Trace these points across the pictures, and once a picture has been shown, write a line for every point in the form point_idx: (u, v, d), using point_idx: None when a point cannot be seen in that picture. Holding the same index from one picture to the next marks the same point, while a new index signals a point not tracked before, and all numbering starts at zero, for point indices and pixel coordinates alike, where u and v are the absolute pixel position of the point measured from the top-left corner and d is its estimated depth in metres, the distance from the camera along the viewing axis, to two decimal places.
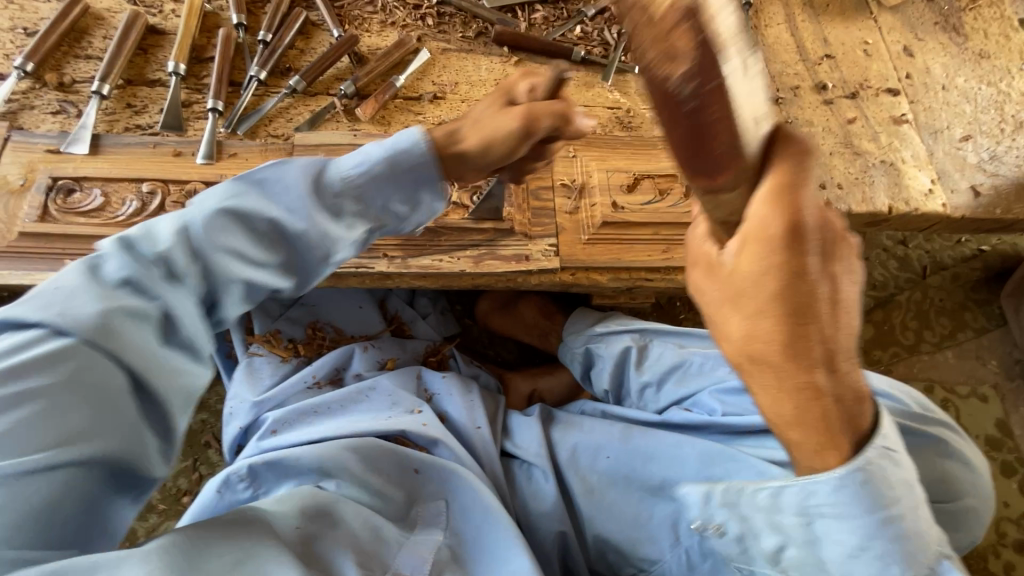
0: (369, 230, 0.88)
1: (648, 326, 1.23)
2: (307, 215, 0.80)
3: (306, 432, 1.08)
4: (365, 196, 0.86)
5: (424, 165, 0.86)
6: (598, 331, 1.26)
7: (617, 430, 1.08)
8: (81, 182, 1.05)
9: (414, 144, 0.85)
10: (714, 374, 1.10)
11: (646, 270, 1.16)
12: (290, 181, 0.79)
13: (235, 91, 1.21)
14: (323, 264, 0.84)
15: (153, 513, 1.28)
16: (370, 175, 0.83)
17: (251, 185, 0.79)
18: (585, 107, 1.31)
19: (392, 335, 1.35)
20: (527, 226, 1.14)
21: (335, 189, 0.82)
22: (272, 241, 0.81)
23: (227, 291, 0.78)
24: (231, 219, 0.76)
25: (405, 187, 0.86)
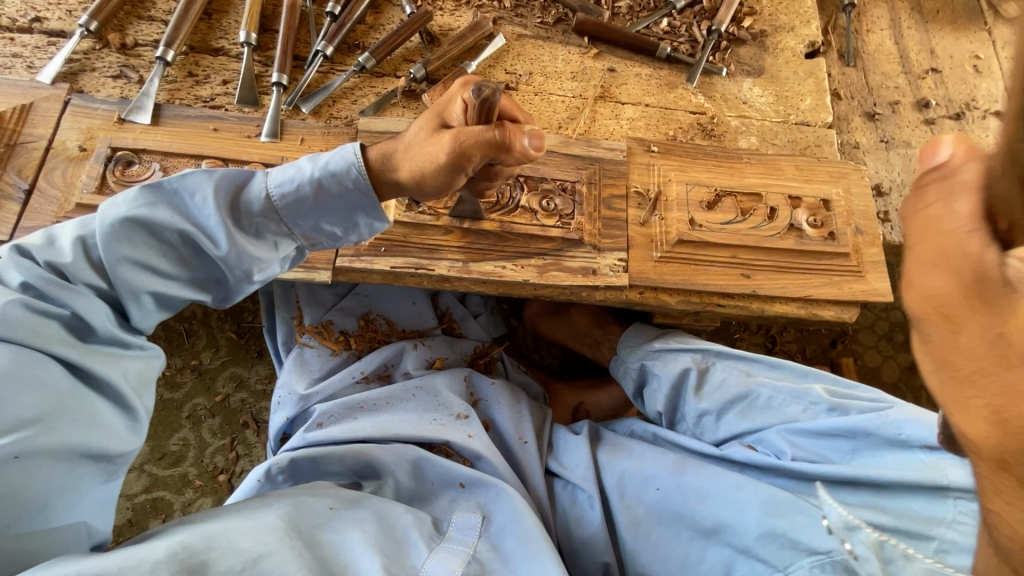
0: (287, 243, 0.84)
1: (714, 348, 1.13)
2: (214, 228, 0.77)
3: (351, 428, 1.06)
4: (281, 213, 0.81)
5: (355, 189, 0.82)
6: (657, 348, 1.19)
7: (670, 461, 1.02)
8: (139, 155, 1.01)
9: (346, 167, 0.81)
10: (784, 411, 1.02)
11: (719, 295, 1.07)
12: (202, 194, 0.77)
13: (299, 65, 1.15)
14: (244, 281, 0.82)
15: (189, 488, 1.28)
16: (299, 198, 0.80)
17: (162, 196, 0.76)
18: (666, 110, 1.21)
19: (443, 333, 1.31)
20: (596, 237, 1.07)
21: (257, 209, 0.80)
22: (180, 250, 0.78)
23: (135, 301, 0.77)
24: (136, 229, 0.74)
25: (336, 209, 0.83)
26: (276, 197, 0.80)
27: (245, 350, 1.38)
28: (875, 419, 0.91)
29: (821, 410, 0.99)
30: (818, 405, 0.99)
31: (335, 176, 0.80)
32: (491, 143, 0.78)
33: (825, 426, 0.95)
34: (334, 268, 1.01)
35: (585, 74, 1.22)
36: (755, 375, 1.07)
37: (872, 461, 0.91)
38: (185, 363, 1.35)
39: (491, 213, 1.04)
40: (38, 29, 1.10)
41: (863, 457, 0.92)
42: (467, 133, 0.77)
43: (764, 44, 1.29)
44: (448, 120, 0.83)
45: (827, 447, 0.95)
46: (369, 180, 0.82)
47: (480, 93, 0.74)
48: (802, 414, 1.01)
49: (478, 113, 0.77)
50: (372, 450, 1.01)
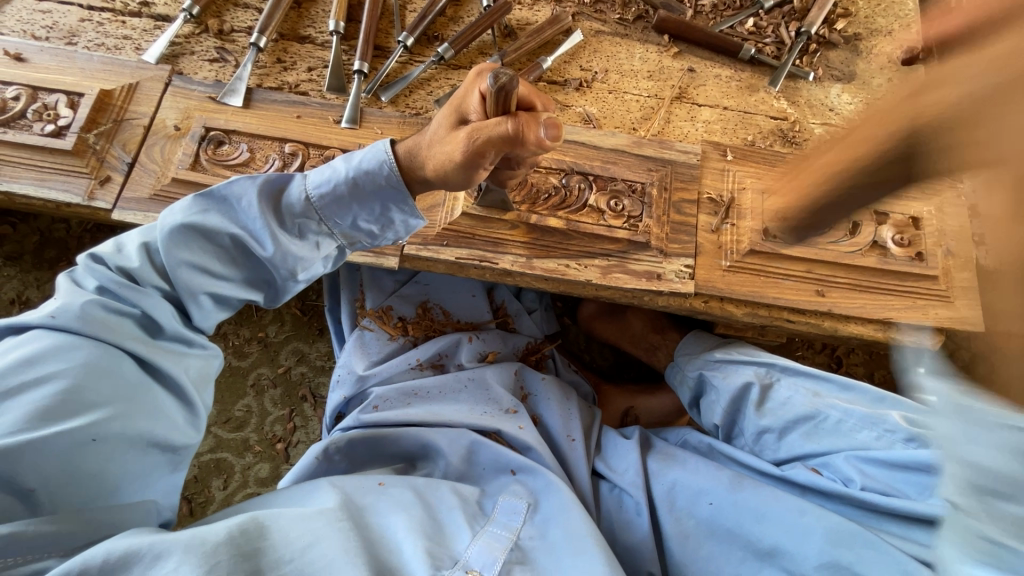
0: (329, 243, 0.87)
1: (781, 364, 1.08)
2: (261, 231, 0.80)
3: (407, 411, 1.12)
4: (321, 213, 0.83)
5: (388, 187, 0.83)
6: (717, 357, 1.16)
7: (725, 476, 1.00)
8: (229, 135, 1.07)
9: (378, 164, 0.82)
10: (854, 437, 0.97)
11: (789, 311, 1.03)
12: (248, 200, 0.80)
13: (380, 55, 1.18)
14: (290, 281, 0.86)
15: (250, 452, 1.36)
16: (337, 199, 0.82)
17: (215, 203, 0.80)
18: (746, 114, 1.17)
19: (497, 327, 1.33)
20: (664, 241, 1.04)
21: (299, 210, 0.82)
22: (232, 252, 0.82)
23: (195, 302, 0.81)
24: (193, 234, 0.79)
25: (370, 208, 0.85)
26: (314, 196, 0.82)
27: (308, 326, 1.45)
28: None
29: (897, 439, 0.94)
30: (894, 434, 0.94)
31: (367, 176, 0.82)
32: (504, 138, 0.76)
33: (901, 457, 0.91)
34: (402, 255, 1.03)
35: (662, 74, 1.19)
36: (825, 396, 1.02)
37: None
38: (252, 335, 1.43)
39: (558, 210, 1.04)
40: (146, 13, 1.18)
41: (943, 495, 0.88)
42: (487, 132, 0.77)
43: (857, 49, 1.22)
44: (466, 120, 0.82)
45: (903, 480, 0.91)
46: (400, 175, 0.83)
47: (496, 82, 0.69)
48: (875, 441, 0.95)
49: (495, 102, 0.73)
50: (427, 433, 1.07)
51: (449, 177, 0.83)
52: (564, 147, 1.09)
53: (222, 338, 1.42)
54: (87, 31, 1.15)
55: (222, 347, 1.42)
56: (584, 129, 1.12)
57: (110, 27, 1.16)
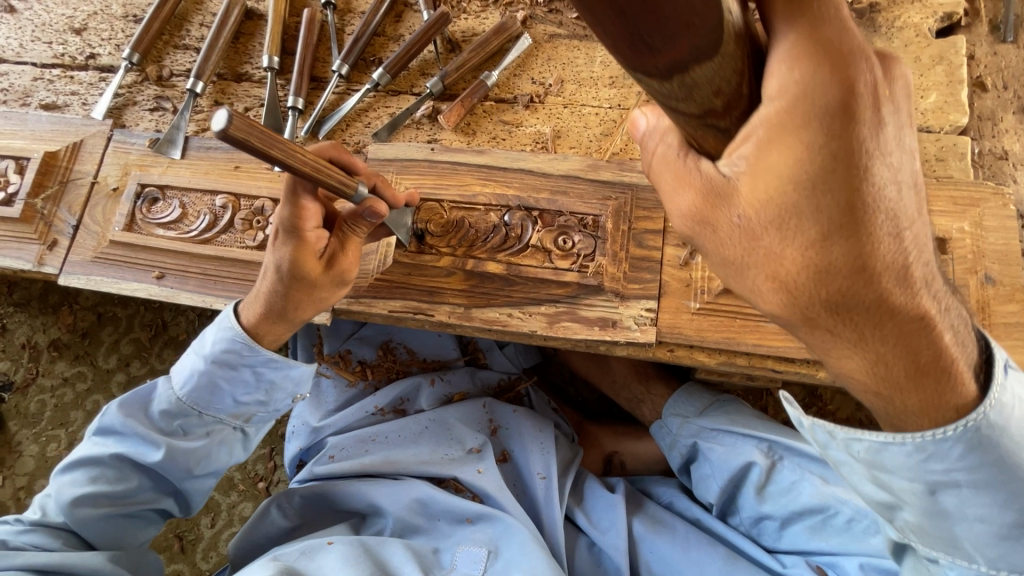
0: (219, 428, 0.92)
1: (785, 442, 0.94)
2: (144, 444, 0.88)
3: (362, 463, 1.05)
4: (196, 405, 0.89)
5: (241, 353, 0.87)
6: (713, 424, 1.02)
7: (719, 558, 0.91)
8: (164, 190, 1.04)
9: (231, 339, 0.87)
10: (866, 539, 0.85)
11: (774, 359, 0.87)
12: (116, 422, 0.88)
13: (317, 87, 1.11)
14: (191, 473, 0.92)
15: (234, 491, 1.37)
16: (205, 384, 0.88)
17: (99, 434, 0.90)
18: None
19: (466, 365, 1.23)
20: (620, 281, 0.90)
21: (173, 412, 0.90)
22: (123, 470, 0.89)
23: (105, 519, 0.89)
24: (98, 465, 0.88)
25: (245, 381, 0.90)
26: (181, 395, 0.89)
27: None
28: None
29: None
30: None
31: (222, 354, 0.87)
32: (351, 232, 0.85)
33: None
34: (334, 309, 0.96)
35: (627, 78, 1.03)
36: (834, 484, 0.90)
37: None
38: None
39: (498, 253, 0.93)
40: (91, 66, 1.17)
41: None
42: (285, 248, 0.83)
43: (874, 23, 1.00)
44: (299, 227, 0.82)
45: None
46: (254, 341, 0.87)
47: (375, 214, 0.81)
48: None
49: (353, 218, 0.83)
50: (374, 490, 1.01)
51: (268, 313, 0.86)
52: (507, 178, 0.97)
53: None
54: (39, 90, 1.16)
55: None
56: (531, 154, 0.99)
57: (61, 83, 1.17)
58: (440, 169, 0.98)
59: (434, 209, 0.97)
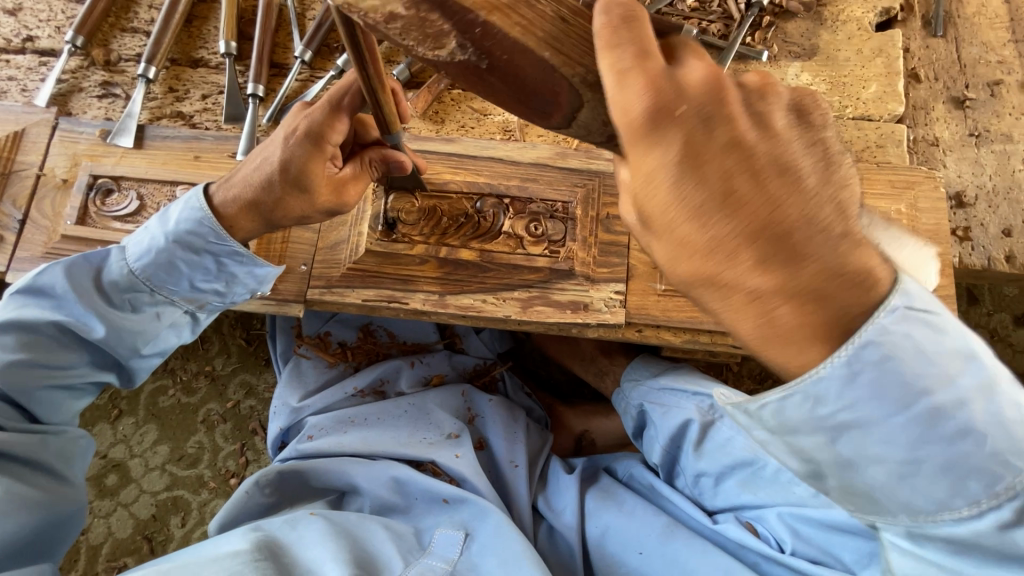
0: (172, 311, 0.87)
1: (722, 399, 1.01)
2: (86, 316, 0.81)
3: (341, 444, 1.04)
4: (148, 282, 0.83)
5: (214, 234, 0.83)
6: (662, 389, 1.08)
7: (660, 523, 0.96)
8: (119, 182, 1.00)
9: (198, 220, 0.82)
10: (792, 490, 0.91)
11: (735, 336, 0.92)
12: (61, 281, 0.81)
13: (278, 73, 1.08)
14: (135, 355, 0.87)
15: (205, 488, 1.35)
16: (165, 263, 0.83)
17: (35, 294, 0.82)
18: None
19: (445, 348, 1.24)
20: (590, 266, 0.94)
21: (123, 286, 0.83)
22: (63, 342, 0.82)
23: (40, 400, 0.81)
24: (27, 328, 0.80)
25: (206, 267, 0.85)
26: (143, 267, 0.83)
27: (253, 357, 1.42)
28: None
29: None
30: None
31: (188, 235, 0.82)
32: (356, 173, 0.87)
33: (836, 519, 0.85)
34: (306, 300, 0.96)
35: None
36: None
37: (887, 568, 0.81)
38: (199, 369, 1.41)
39: (470, 240, 0.95)
40: (29, 49, 1.10)
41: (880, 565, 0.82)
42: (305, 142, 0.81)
43: (821, 17, 1.06)
44: (325, 138, 0.80)
45: (838, 545, 0.86)
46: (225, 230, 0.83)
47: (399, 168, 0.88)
48: (813, 497, 0.89)
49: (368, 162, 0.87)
50: (351, 468, 1.00)
51: (255, 209, 0.83)
52: (478, 166, 0.98)
53: (169, 374, 1.41)
54: None
55: (170, 384, 1.41)
56: (501, 142, 1.00)
57: None
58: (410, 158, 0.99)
59: (406, 198, 0.97)
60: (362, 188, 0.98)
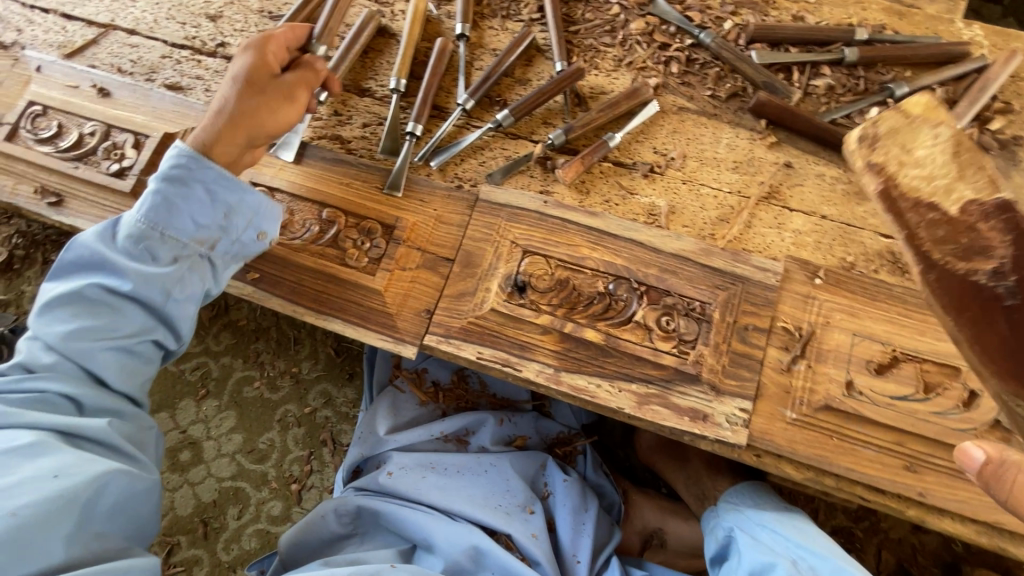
0: (185, 256, 0.86)
1: (818, 556, 0.86)
2: (116, 271, 0.83)
3: (418, 489, 1.03)
4: (161, 227, 0.84)
5: (198, 165, 0.86)
6: (765, 521, 0.97)
7: None
8: (273, 192, 1.05)
9: (181, 152, 0.86)
10: None
11: (866, 487, 0.84)
12: (88, 246, 0.84)
13: (436, 115, 1.11)
14: (172, 304, 0.87)
15: (266, 487, 1.38)
16: (176, 192, 0.85)
17: (64, 269, 0.85)
18: (847, 227, 0.97)
19: (533, 410, 1.21)
20: (718, 376, 0.88)
21: (135, 236, 0.84)
22: (99, 303, 0.83)
23: (102, 366, 0.83)
24: (75, 300, 0.82)
25: (200, 200, 0.86)
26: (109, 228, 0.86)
27: (339, 369, 1.45)
28: None
29: None
30: None
31: (163, 161, 0.86)
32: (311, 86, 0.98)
33: None
34: (422, 344, 0.96)
35: (752, 166, 1.01)
36: None
37: None
38: (287, 369, 1.45)
39: (598, 321, 0.92)
40: (220, 53, 1.19)
41: None
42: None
43: (1014, 158, 0.98)
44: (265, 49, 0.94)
45: None
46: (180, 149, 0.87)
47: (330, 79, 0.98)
48: None
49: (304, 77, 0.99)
50: (430, 523, 0.99)
51: (237, 119, 0.90)
52: (618, 246, 0.96)
53: (259, 367, 1.46)
54: (166, 68, 1.18)
55: (258, 377, 1.46)
56: (644, 225, 0.98)
57: (187, 65, 1.18)
58: (551, 225, 0.98)
59: (540, 263, 0.96)
60: (498, 245, 0.98)
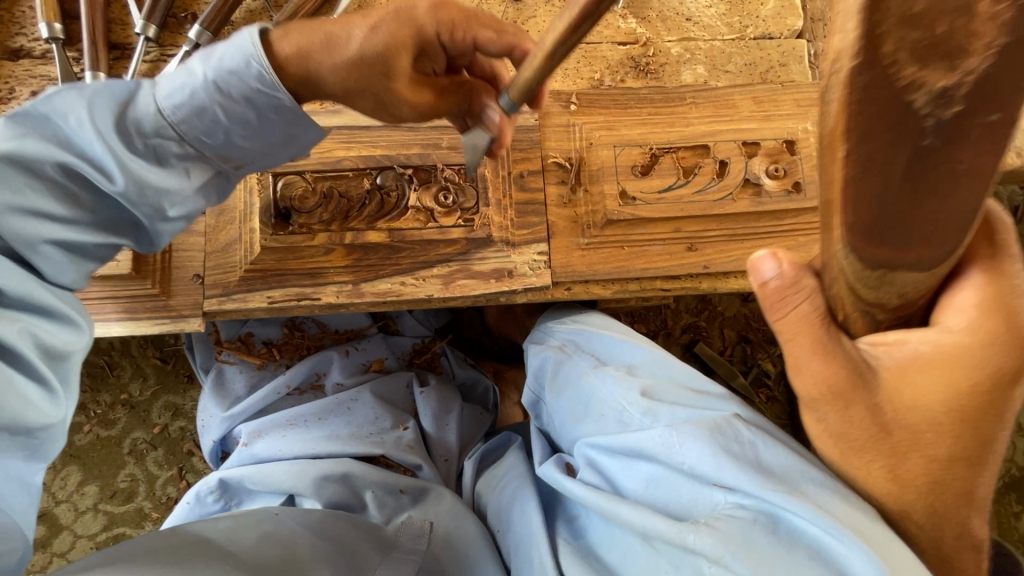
0: (201, 171, 0.70)
1: (582, 336, 0.95)
2: (103, 159, 0.63)
3: (278, 449, 0.98)
4: (179, 129, 0.65)
5: (261, 86, 0.63)
6: (551, 322, 1.03)
7: (518, 479, 0.92)
8: None
9: (242, 56, 0.62)
10: (604, 412, 0.82)
11: (662, 279, 0.90)
12: (76, 117, 0.62)
13: (121, 55, 0.93)
14: (157, 218, 0.70)
15: (147, 521, 1.26)
16: (196, 110, 0.64)
17: (30, 128, 0.63)
18: (587, 46, 0.97)
19: (380, 332, 1.17)
20: (508, 229, 0.89)
21: (148, 129, 0.65)
22: (66, 184, 0.65)
23: (11, 320, 0.63)
24: (21, 177, 0.63)
25: (245, 118, 0.66)
26: (31, 136, 0.63)
27: (174, 376, 1.31)
28: (662, 439, 0.70)
29: (632, 414, 0.78)
30: (632, 410, 0.79)
31: (233, 76, 0.63)
32: None
33: (620, 441, 0.75)
34: (205, 312, 0.86)
35: (481, 12, 0.97)
36: (602, 367, 0.87)
37: (672, 490, 0.68)
38: (115, 399, 1.29)
39: (376, 221, 0.88)
40: None
41: (661, 486, 0.69)
42: (398, 14, 0.67)
43: None
44: None
45: (623, 470, 0.75)
46: (275, 73, 0.63)
47: None
48: (619, 422, 0.79)
49: None
50: (302, 469, 0.94)
51: None
52: (372, 138, 0.90)
53: (81, 410, 1.28)
54: None
55: (84, 419, 1.28)
56: None
57: None
58: None
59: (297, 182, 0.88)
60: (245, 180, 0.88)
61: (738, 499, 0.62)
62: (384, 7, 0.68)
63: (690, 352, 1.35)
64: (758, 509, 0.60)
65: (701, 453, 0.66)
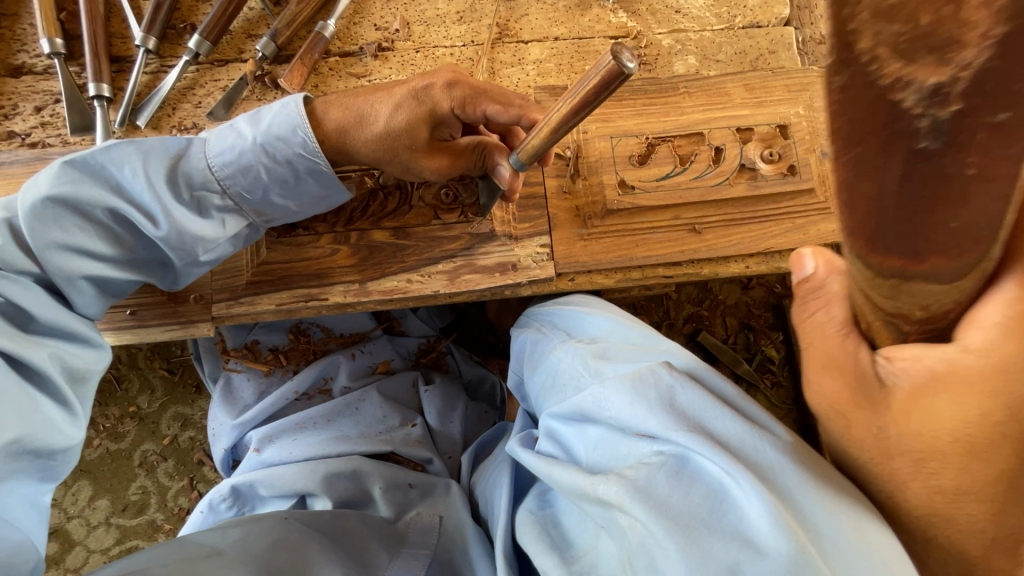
0: (234, 221, 0.76)
1: (555, 314, 0.92)
2: (149, 206, 0.70)
3: (289, 452, 0.99)
4: (225, 184, 0.74)
5: (305, 154, 0.75)
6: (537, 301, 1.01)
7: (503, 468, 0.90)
8: None
9: (290, 126, 0.74)
10: (564, 384, 0.79)
11: (664, 266, 0.91)
12: (132, 167, 0.70)
13: (121, 68, 0.94)
14: (189, 263, 0.75)
15: (160, 532, 1.26)
16: (241, 166, 0.73)
17: (86, 172, 0.69)
18: (580, 41, 0.99)
19: (385, 333, 1.18)
20: (510, 224, 0.90)
21: (195, 181, 0.73)
22: (114, 227, 0.72)
23: (43, 343, 0.68)
24: (74, 216, 0.69)
25: (284, 178, 0.75)
26: (87, 182, 0.69)
27: (182, 387, 1.31)
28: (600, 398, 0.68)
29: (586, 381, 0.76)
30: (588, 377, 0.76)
31: (280, 142, 0.73)
32: None
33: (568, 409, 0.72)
34: (215, 317, 0.87)
35: (474, 13, 0.98)
36: (569, 341, 0.85)
37: (613, 451, 0.65)
38: (124, 412, 1.29)
39: (381, 221, 0.89)
40: None
41: (605, 448, 0.66)
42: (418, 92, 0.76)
43: None
44: None
45: (576, 438, 0.71)
46: (318, 142, 0.75)
47: None
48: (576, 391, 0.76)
49: None
50: (312, 469, 0.95)
51: None
52: None
53: (91, 424, 1.28)
54: None
55: (94, 433, 1.29)
56: None
57: None
58: None
59: None
60: None
61: (658, 446, 0.60)
62: (406, 85, 0.77)
63: (694, 342, 1.37)
64: (673, 454, 0.59)
65: (626, 405, 0.64)
